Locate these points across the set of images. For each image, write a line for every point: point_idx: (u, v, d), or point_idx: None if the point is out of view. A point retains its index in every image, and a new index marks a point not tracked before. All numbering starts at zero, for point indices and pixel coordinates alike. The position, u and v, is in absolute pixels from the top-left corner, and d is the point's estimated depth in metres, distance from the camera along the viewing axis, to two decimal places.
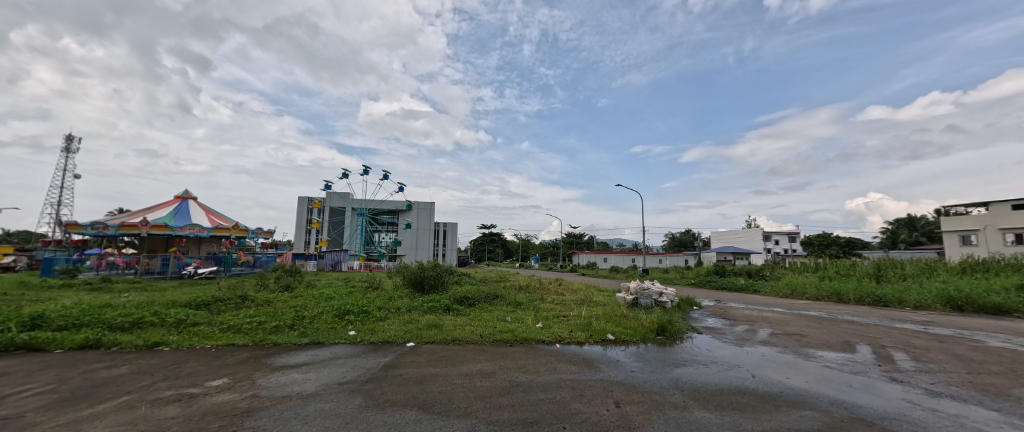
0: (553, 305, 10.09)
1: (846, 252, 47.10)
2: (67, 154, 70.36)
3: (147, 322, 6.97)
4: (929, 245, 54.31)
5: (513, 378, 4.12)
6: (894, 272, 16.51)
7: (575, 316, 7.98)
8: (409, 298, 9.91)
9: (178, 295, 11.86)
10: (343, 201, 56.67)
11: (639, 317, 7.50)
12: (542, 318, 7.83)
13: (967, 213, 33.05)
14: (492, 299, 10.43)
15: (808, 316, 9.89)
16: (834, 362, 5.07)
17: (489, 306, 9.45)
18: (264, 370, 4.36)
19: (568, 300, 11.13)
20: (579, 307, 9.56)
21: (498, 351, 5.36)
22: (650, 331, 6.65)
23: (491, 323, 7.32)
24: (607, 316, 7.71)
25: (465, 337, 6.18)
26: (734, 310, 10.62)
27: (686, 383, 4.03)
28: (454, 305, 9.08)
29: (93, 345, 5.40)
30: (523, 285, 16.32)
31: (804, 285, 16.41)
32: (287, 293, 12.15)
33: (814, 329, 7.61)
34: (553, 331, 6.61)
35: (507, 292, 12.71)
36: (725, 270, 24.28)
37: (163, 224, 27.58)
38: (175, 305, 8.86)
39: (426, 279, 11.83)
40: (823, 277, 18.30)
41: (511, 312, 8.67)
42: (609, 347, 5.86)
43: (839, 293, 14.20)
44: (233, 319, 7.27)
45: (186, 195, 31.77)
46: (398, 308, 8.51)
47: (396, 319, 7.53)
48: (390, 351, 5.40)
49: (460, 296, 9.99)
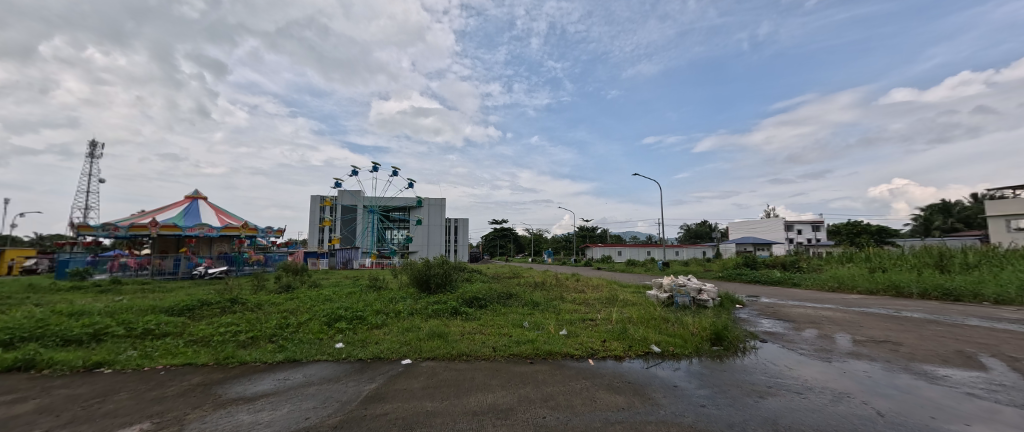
0: (576, 305, 8.85)
1: (878, 241, 44.34)
2: (92, 160, 73.06)
3: (110, 333, 6.04)
4: (966, 231, 50.90)
5: (540, 421, 2.94)
6: (957, 262, 14.69)
7: (604, 320, 6.76)
8: (414, 300, 8.82)
9: (167, 299, 10.99)
10: (354, 198, 56.53)
11: (682, 321, 6.25)
12: (565, 323, 6.64)
13: (1017, 196, 30.31)
14: (505, 300, 9.25)
15: (877, 315, 8.47)
16: (981, 391, 3.68)
17: (503, 307, 8.29)
18: (204, 408, 3.25)
19: (591, 299, 9.89)
20: (607, 307, 8.34)
21: (515, 372, 4.15)
22: (703, 339, 5.37)
23: (505, 331, 6.16)
24: (643, 320, 6.44)
25: (475, 350, 5.02)
26: (786, 310, 9.24)
27: (793, 429, 2.78)
28: (463, 307, 7.95)
29: (22, 367, 4.44)
30: (538, 281, 15.12)
31: (852, 277, 14.78)
32: (283, 295, 11.22)
33: (900, 333, 6.27)
34: (582, 342, 5.38)
35: (522, 290, 11.54)
36: (756, 262, 22.51)
37: (172, 225, 27.37)
38: (153, 312, 7.93)
39: (432, 277, 10.74)
40: (872, 268, 16.50)
41: (529, 315, 7.49)
42: (656, 364, 4.61)
43: (897, 286, 12.61)
44: (206, 329, 6.26)
45: (196, 195, 31.57)
46: (400, 313, 7.45)
47: (394, 326, 6.43)
48: (379, 372, 4.27)
49: (469, 296, 8.85)
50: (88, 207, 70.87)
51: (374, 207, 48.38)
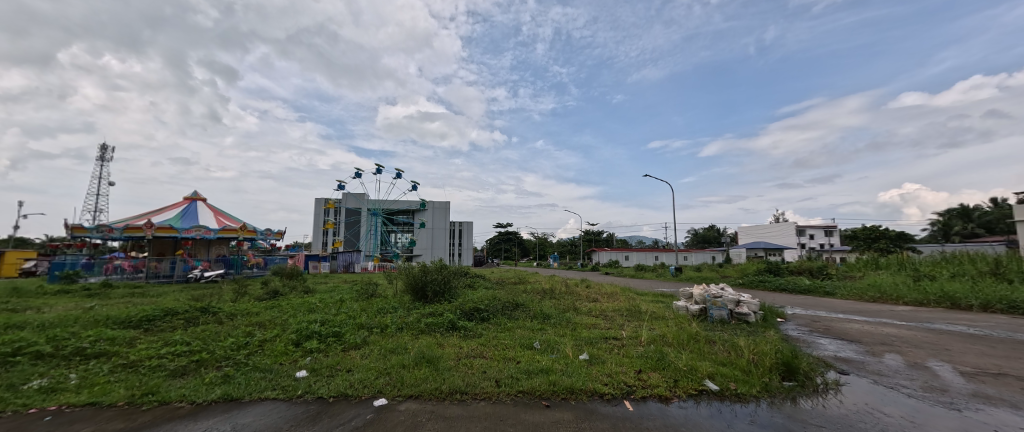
0: (593, 319, 7.63)
1: (898, 245, 42.41)
2: (102, 163, 74.16)
3: (27, 353, 4.93)
4: (988, 237, 48.56)
5: None
6: (1015, 270, 13.15)
7: (632, 340, 5.54)
8: (406, 311, 7.68)
9: (138, 306, 9.93)
10: (358, 201, 55.85)
11: (735, 343, 4.99)
12: (585, 344, 5.45)
13: None
14: (511, 311, 8.04)
15: (954, 334, 7.12)
16: None
17: (508, 321, 7.09)
18: None
19: (608, 311, 8.69)
20: (630, 322, 7.13)
21: (526, 426, 2.95)
22: (768, 371, 4.12)
23: (512, 354, 4.96)
24: (682, 341, 5.19)
25: (472, 385, 3.82)
26: (840, 325, 7.98)
27: None
28: (461, 321, 6.79)
29: None
30: (546, 288, 13.84)
31: (894, 287, 13.34)
32: (265, 303, 10.12)
33: (1008, 361, 5.02)
34: (610, 373, 4.17)
35: (529, 299, 10.30)
36: (780, 269, 20.99)
37: (168, 227, 26.56)
38: (104, 324, 6.84)
39: (429, 284, 9.64)
40: (916, 276, 14.98)
41: (539, 333, 6.29)
42: (719, 410, 3.38)
43: (953, 296, 11.19)
44: (147, 349, 5.15)
45: (195, 197, 30.88)
46: (388, 328, 6.33)
47: (374, 346, 5.27)
48: (336, 423, 3.06)
49: (469, 307, 7.66)
50: (98, 209, 71.07)
51: (377, 209, 47.43)
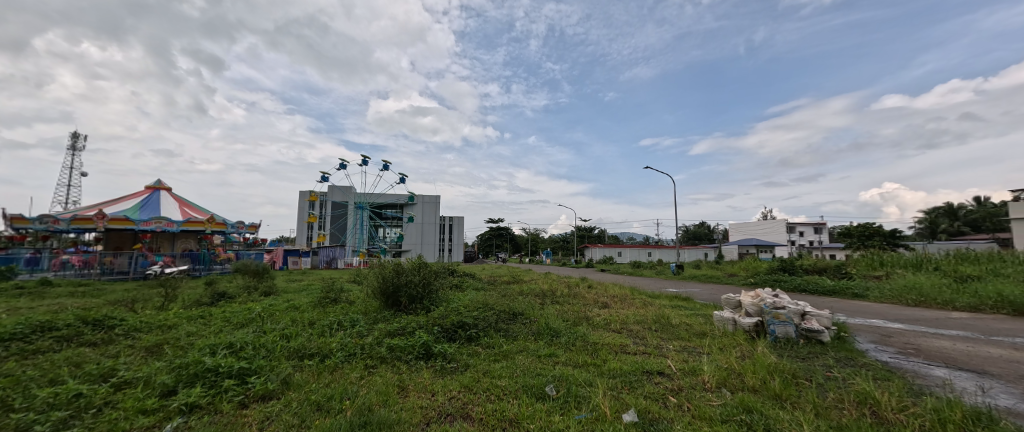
0: (615, 336, 5.77)
1: (892, 242, 41.80)
2: (73, 152, 70.36)
3: None
4: (974, 235, 48.20)
5: None
6: None
7: (691, 384, 3.62)
8: (365, 327, 5.74)
9: (30, 315, 7.69)
10: (344, 195, 53.25)
11: (864, 392, 3.20)
12: (624, 387, 3.60)
13: None
14: (507, 325, 6.16)
15: None
16: None
17: (503, 343, 5.17)
18: None
19: (631, 322, 6.87)
20: (669, 343, 5.28)
21: None
22: None
23: (514, 413, 3.05)
24: (779, 391, 3.31)
25: None
26: (926, 343, 6.23)
27: None
28: (439, 344, 4.85)
29: None
30: (545, 291, 11.92)
31: (937, 289, 11.82)
32: (196, 311, 7.96)
33: None
34: None
35: (529, 305, 8.47)
36: (794, 267, 19.48)
37: (123, 218, 23.83)
38: None
39: (402, 289, 7.66)
40: (953, 276, 13.46)
41: (552, 363, 4.41)
42: None
43: (1015, 300, 9.68)
44: None
45: (158, 186, 28.30)
46: (331, 357, 4.38)
47: (286, 401, 3.22)
48: None
49: (452, 321, 5.73)
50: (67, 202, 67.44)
51: (363, 202, 44.99)
